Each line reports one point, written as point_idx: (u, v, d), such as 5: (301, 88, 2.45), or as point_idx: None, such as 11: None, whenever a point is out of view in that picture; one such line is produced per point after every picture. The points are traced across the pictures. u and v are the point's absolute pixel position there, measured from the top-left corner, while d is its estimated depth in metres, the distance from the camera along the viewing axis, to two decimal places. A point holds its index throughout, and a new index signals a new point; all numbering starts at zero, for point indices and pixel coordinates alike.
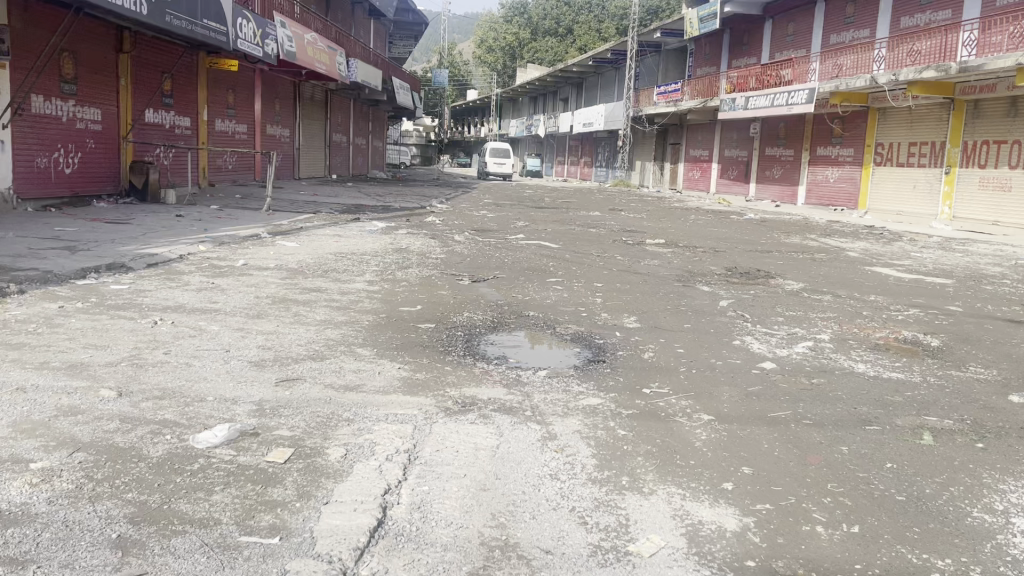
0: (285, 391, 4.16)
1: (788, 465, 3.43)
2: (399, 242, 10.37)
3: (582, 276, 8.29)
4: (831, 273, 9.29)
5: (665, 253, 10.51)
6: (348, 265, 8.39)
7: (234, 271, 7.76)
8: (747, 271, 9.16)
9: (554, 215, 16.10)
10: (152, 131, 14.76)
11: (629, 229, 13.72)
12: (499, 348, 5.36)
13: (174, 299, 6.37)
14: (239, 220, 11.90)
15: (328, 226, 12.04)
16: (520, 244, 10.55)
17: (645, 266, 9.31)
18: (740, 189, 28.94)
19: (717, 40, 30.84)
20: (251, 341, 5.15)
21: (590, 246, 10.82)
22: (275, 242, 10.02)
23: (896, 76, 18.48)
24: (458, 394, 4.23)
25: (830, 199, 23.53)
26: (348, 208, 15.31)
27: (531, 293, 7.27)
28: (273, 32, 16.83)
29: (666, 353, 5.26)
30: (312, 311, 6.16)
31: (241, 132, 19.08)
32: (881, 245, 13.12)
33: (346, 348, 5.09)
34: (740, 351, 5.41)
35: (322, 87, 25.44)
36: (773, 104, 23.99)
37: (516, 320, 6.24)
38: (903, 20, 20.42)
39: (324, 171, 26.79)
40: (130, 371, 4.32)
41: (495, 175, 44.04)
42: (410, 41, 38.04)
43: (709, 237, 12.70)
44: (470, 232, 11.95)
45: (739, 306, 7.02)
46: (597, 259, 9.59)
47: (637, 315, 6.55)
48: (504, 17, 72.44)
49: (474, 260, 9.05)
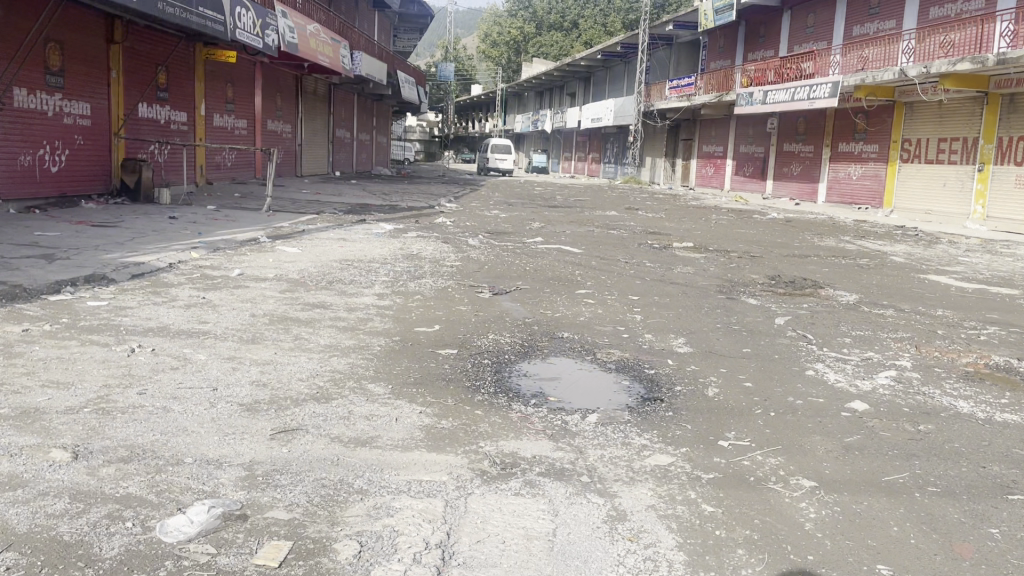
0: (280, 448, 3.36)
1: (935, 562, 2.63)
2: (410, 247, 9.59)
3: (615, 287, 7.51)
4: (882, 281, 8.52)
5: (697, 258, 9.75)
6: (355, 274, 7.62)
7: (229, 282, 6.98)
8: (790, 280, 8.39)
9: (570, 216, 15.31)
10: (146, 126, 13.96)
11: (652, 231, 12.95)
12: (534, 382, 4.55)
13: (158, 318, 5.58)
14: (237, 222, 11.12)
15: (332, 228, 11.28)
16: (540, 249, 9.79)
17: (679, 274, 8.54)
18: (756, 186, 28.10)
19: (732, 33, 29.97)
20: (243, 375, 4.36)
21: (615, 251, 10.05)
22: (275, 247, 9.25)
23: (928, 69, 17.63)
24: (493, 449, 3.44)
25: (852, 197, 22.68)
26: (353, 208, 14.53)
27: (562, 309, 6.49)
28: (274, 22, 16.02)
29: (732, 389, 4.46)
30: (315, 333, 5.37)
31: (241, 127, 18.29)
32: (922, 248, 12.36)
33: (356, 384, 4.29)
34: (819, 386, 4.59)
35: (325, 81, 24.61)
36: (792, 99, 23.14)
37: (548, 343, 5.45)
38: (932, 10, 19.54)
39: (328, 168, 25.99)
40: (92, 421, 3.53)
41: (494, 170, 43.32)
42: (415, 34, 37.22)
43: (739, 240, 11.93)
44: (484, 235, 11.18)
45: (796, 324, 6.23)
46: (625, 266, 8.83)
47: (684, 336, 5.76)
48: (509, 12, 71.65)
49: (493, 268, 8.29)
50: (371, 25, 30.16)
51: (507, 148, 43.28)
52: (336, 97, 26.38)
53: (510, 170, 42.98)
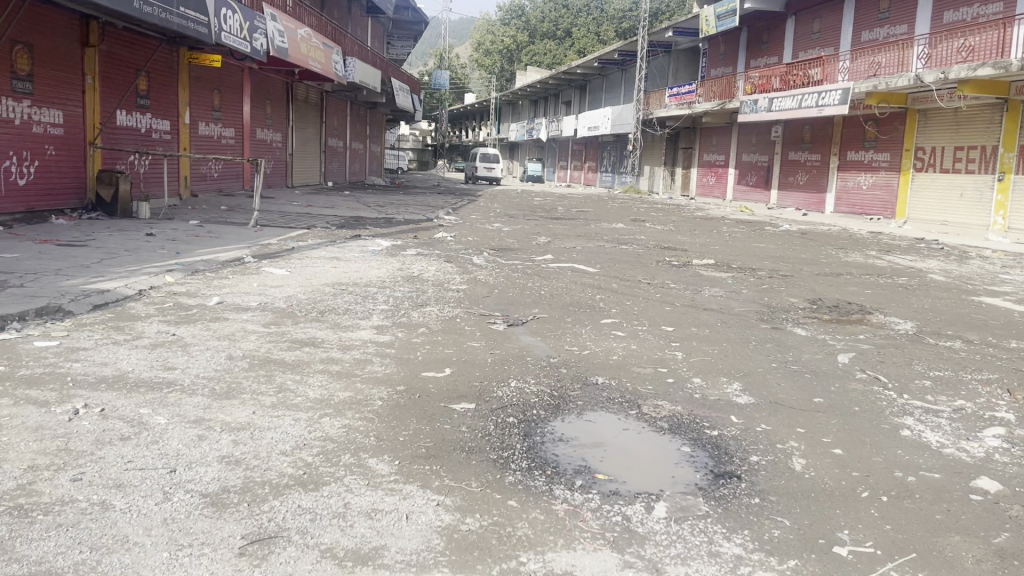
0: (251, 572, 2.46)
1: None
2: (409, 267, 8.72)
3: (647, 316, 6.62)
4: (936, 305, 7.68)
5: (724, 278, 8.91)
6: (349, 301, 6.73)
7: (205, 314, 6.08)
8: (836, 305, 7.54)
9: (576, 229, 14.48)
10: (124, 135, 13.06)
11: (666, 245, 12.11)
12: (575, 452, 3.64)
13: (115, 363, 4.68)
14: (220, 239, 10.22)
15: (324, 245, 10.38)
16: (552, 269, 8.93)
17: (709, 297, 7.70)
18: (760, 196, 27.35)
19: (734, 38, 29.23)
20: (210, 450, 3.45)
21: (634, 270, 9.20)
22: (260, 268, 8.35)
23: (946, 75, 16.84)
24: (540, 568, 2.55)
25: (863, 208, 21.94)
26: (346, 222, 13.64)
27: (591, 345, 5.60)
28: (262, 25, 15.14)
29: (823, 461, 3.59)
30: (304, 383, 4.47)
31: (228, 136, 17.40)
32: (955, 263, 11.54)
33: (353, 459, 3.40)
34: (925, 456, 3.72)
35: (316, 87, 23.72)
36: (801, 106, 22.35)
37: (582, 392, 4.56)
38: (946, 13, 18.82)
39: (320, 178, 25.10)
40: (2, 531, 2.63)
41: (483, 179, 42.68)
42: (409, 42, 36.43)
43: (764, 256, 11.09)
44: (489, 252, 10.31)
45: (862, 363, 5.37)
46: (650, 289, 7.97)
47: (740, 381, 4.88)
48: (502, 19, 70.93)
49: (503, 292, 7.41)
50: (363, 31, 29.32)
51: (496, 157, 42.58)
52: (328, 105, 25.51)
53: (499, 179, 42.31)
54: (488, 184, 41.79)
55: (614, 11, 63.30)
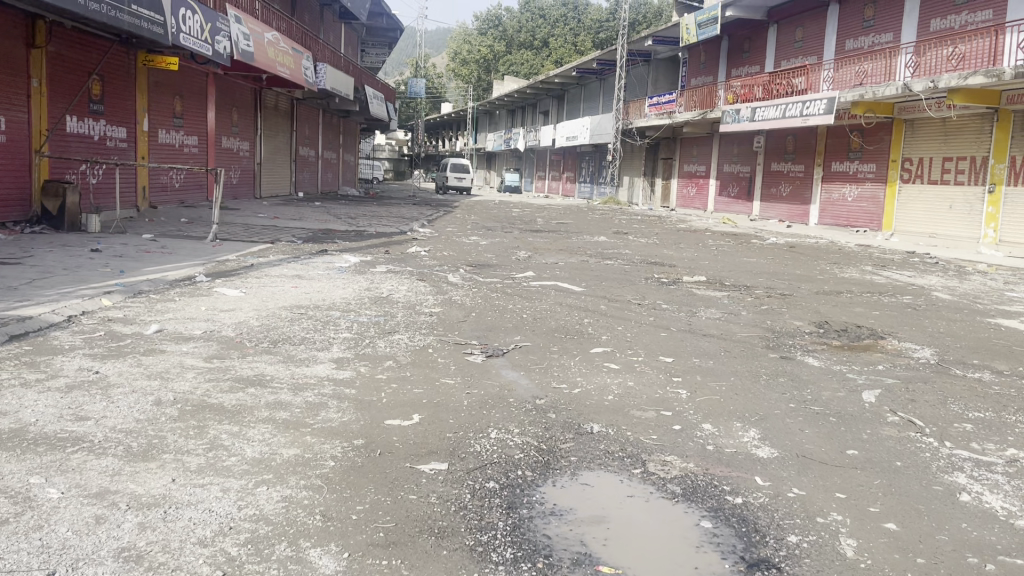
0: None
1: None
2: (377, 287, 7.98)
3: (644, 344, 5.93)
4: (951, 328, 7.08)
5: (719, 298, 8.28)
6: (308, 328, 5.98)
7: (140, 347, 5.30)
8: (844, 329, 6.92)
9: (557, 242, 13.82)
10: (75, 143, 12.21)
11: (652, 260, 11.48)
12: (571, 531, 2.93)
13: (15, 414, 3.88)
14: (173, 255, 9.42)
15: (286, 261, 9.61)
16: (533, 288, 8.25)
17: (706, 320, 7.05)
18: (742, 207, 26.92)
19: (715, 48, 28.84)
20: (109, 539, 2.69)
21: (622, 288, 8.55)
22: (213, 289, 7.57)
23: (936, 83, 16.41)
24: None
25: (847, 220, 21.52)
26: (314, 235, 12.88)
27: (582, 381, 4.90)
28: (225, 28, 14.35)
29: (878, 545, 2.89)
30: (242, 437, 3.71)
31: (190, 144, 16.54)
32: (954, 278, 11.02)
33: (289, 552, 2.66)
34: (996, 532, 3.05)
35: (286, 94, 22.90)
36: (784, 116, 21.89)
37: (574, 444, 3.83)
38: (933, 21, 18.47)
39: (290, 188, 24.26)
40: None
41: (453, 189, 42.12)
42: (383, 49, 35.71)
43: (756, 272, 10.50)
44: (466, 269, 9.61)
45: (891, 403, 4.69)
46: (641, 311, 7.31)
47: (757, 427, 4.19)
48: (478, 29, 70.48)
49: (481, 316, 6.71)
50: (336, 37, 28.59)
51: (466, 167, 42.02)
52: (299, 113, 24.68)
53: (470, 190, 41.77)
54: (458, 193, 41.19)
55: (591, 21, 63.14)
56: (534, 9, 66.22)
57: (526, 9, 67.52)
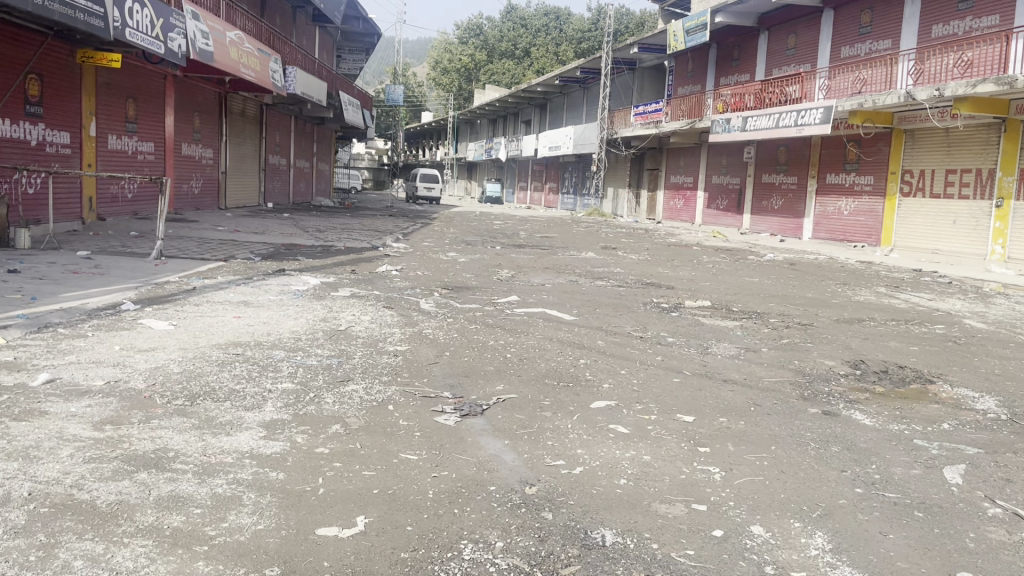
0: None
1: None
2: (335, 316, 6.87)
3: (654, 396, 4.84)
4: (1007, 368, 6.07)
5: (731, 328, 7.26)
6: (239, 376, 4.84)
7: (12, 407, 4.11)
8: (884, 371, 5.88)
9: (542, 259, 12.76)
10: (8, 149, 10.99)
11: (647, 280, 10.47)
12: None
13: None
14: (104, 277, 8.22)
15: (236, 283, 8.46)
16: (518, 317, 7.18)
17: (721, 358, 6.00)
18: (731, 220, 26.04)
19: (702, 55, 28.01)
20: None
21: (619, 316, 7.48)
22: (138, 320, 6.40)
23: (941, 91, 15.57)
24: None
25: (843, 234, 20.67)
26: (276, 251, 11.73)
27: (582, 454, 3.78)
28: (180, 25, 13.17)
29: None
30: (101, 567, 2.57)
31: (144, 151, 15.32)
32: (976, 302, 10.10)
33: None
34: None
35: (255, 99, 21.70)
36: (777, 126, 21.02)
37: (580, 568, 2.72)
38: (935, 27, 17.66)
39: (260, 199, 23.04)
40: None
41: (423, 200, 41.24)
42: (360, 55, 34.56)
43: (764, 295, 9.50)
44: (441, 292, 8.52)
45: (984, 486, 3.61)
46: (645, 347, 6.22)
47: (824, 531, 3.09)
48: (459, 38, 69.61)
49: (458, 356, 5.61)
50: (310, 41, 27.46)
51: (434, 177, 41.34)
52: (268, 119, 23.46)
53: (439, 200, 40.92)
54: (430, 204, 40.27)
55: (573, 32, 62.51)
56: (516, 19, 65.47)
57: (507, 18, 66.83)
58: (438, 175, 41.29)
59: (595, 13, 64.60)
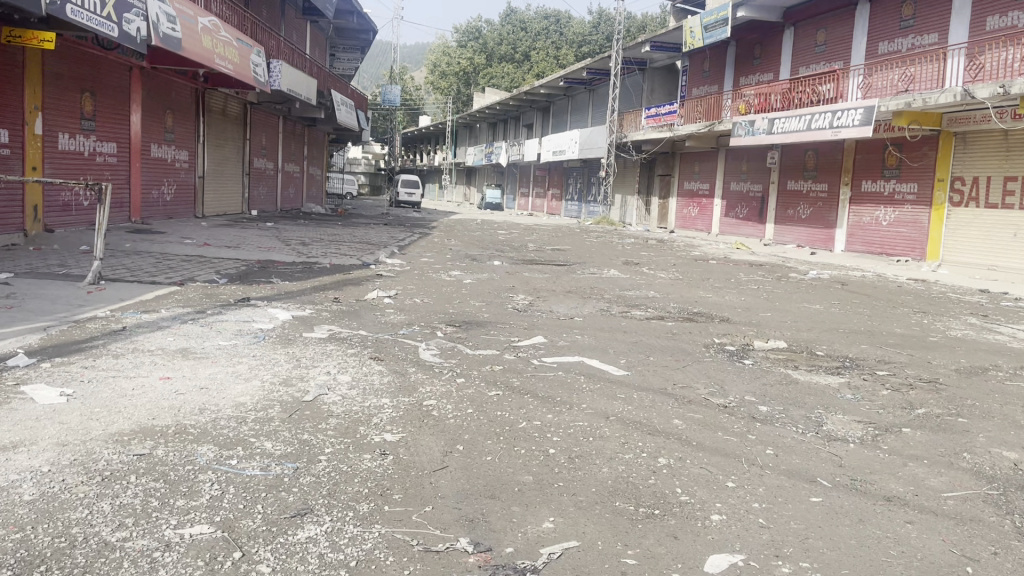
0: None
1: None
2: (305, 373, 5.02)
3: (801, 546, 2.96)
4: None
5: (839, 389, 5.42)
6: (126, 513, 2.96)
7: None
8: None
9: (560, 280, 10.91)
10: None
11: (693, 309, 8.65)
12: None
13: None
14: (9, 312, 6.35)
15: (184, 318, 6.61)
16: (548, 372, 5.36)
17: (858, 450, 4.13)
18: (752, 230, 24.27)
19: (720, 54, 26.25)
20: None
21: (686, 371, 5.63)
22: (20, 384, 4.53)
23: (1007, 89, 13.81)
24: None
25: (881, 246, 18.88)
26: (249, 270, 9.91)
27: None
28: (139, 4, 11.32)
29: None
30: None
31: (103, 153, 13.47)
32: None
33: None
34: None
35: (237, 97, 19.86)
36: (808, 128, 19.23)
37: None
38: (990, 20, 15.88)
39: (243, 206, 21.20)
40: None
41: (404, 206, 39.88)
42: (355, 54, 32.75)
43: (845, 333, 7.65)
44: (446, 330, 6.68)
45: None
46: (741, 428, 4.35)
47: None
48: (457, 41, 67.88)
49: (478, 454, 3.75)
50: (300, 36, 25.64)
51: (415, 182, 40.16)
52: (253, 119, 21.63)
53: (420, 205, 39.54)
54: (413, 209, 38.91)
55: (574, 34, 60.83)
56: (515, 22, 63.94)
57: (508, 21, 65.13)
58: (420, 180, 40.05)
59: (596, 16, 63.01)
